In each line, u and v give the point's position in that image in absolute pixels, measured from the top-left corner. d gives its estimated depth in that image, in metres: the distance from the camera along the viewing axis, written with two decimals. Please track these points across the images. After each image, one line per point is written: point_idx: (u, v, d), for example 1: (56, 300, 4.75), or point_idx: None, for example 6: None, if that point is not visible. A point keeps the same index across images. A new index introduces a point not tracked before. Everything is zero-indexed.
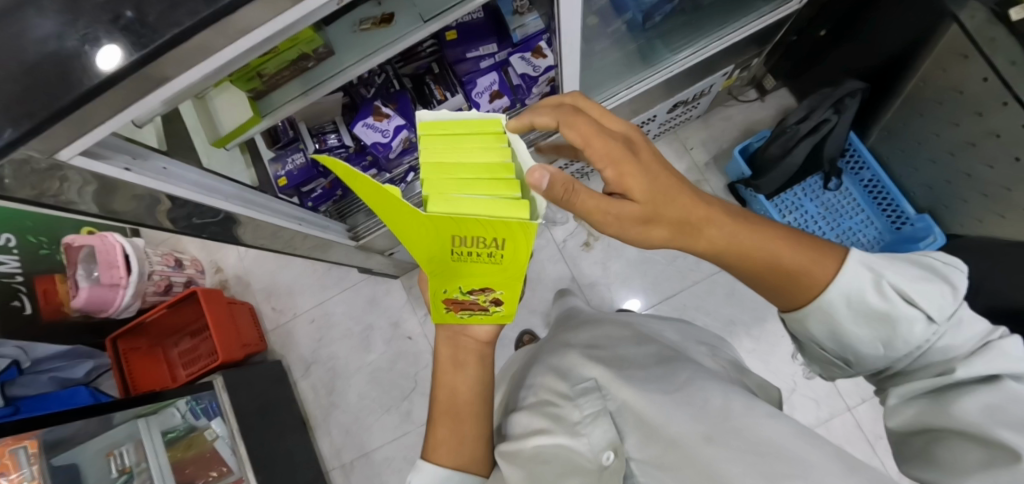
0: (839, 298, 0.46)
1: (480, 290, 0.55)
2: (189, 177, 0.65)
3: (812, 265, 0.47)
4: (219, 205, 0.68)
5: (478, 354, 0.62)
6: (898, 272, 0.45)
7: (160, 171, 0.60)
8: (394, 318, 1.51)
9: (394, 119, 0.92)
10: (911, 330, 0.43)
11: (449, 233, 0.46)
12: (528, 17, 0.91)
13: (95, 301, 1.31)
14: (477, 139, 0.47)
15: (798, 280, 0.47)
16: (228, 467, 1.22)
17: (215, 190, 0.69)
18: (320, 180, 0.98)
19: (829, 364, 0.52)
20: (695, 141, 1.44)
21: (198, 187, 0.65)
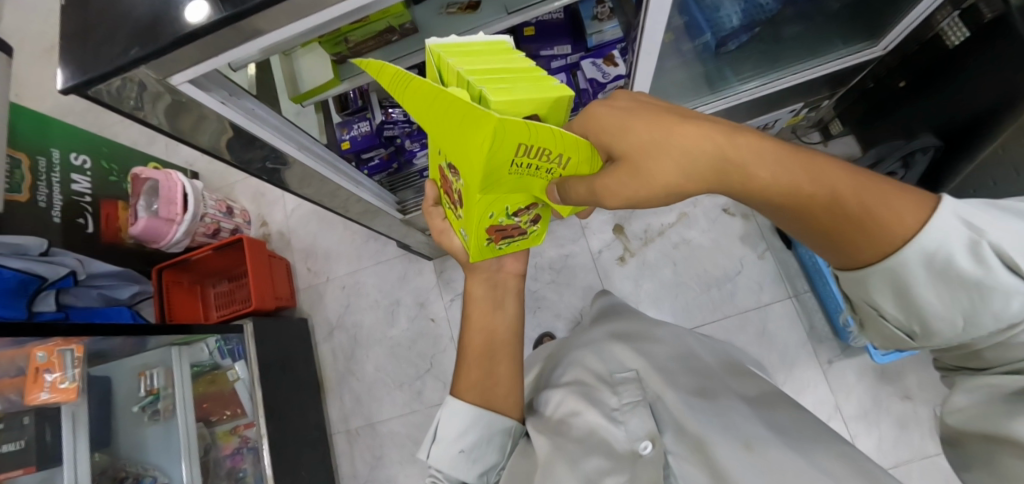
0: (915, 255, 0.36)
1: (521, 210, 0.62)
2: (273, 121, 0.69)
3: (890, 207, 0.37)
4: (291, 152, 0.72)
5: (515, 294, 0.70)
6: (1004, 227, 0.35)
7: (249, 111, 0.64)
8: (421, 297, 1.53)
9: None
10: (1006, 305, 0.35)
11: (516, 141, 0.45)
12: (607, 24, 0.93)
13: (150, 231, 1.38)
14: (490, 53, 0.53)
15: (861, 228, 0.38)
16: (242, 410, 1.27)
17: (292, 139, 0.73)
18: (381, 150, 1.00)
19: (894, 339, 0.44)
20: None
21: (277, 132, 0.70)
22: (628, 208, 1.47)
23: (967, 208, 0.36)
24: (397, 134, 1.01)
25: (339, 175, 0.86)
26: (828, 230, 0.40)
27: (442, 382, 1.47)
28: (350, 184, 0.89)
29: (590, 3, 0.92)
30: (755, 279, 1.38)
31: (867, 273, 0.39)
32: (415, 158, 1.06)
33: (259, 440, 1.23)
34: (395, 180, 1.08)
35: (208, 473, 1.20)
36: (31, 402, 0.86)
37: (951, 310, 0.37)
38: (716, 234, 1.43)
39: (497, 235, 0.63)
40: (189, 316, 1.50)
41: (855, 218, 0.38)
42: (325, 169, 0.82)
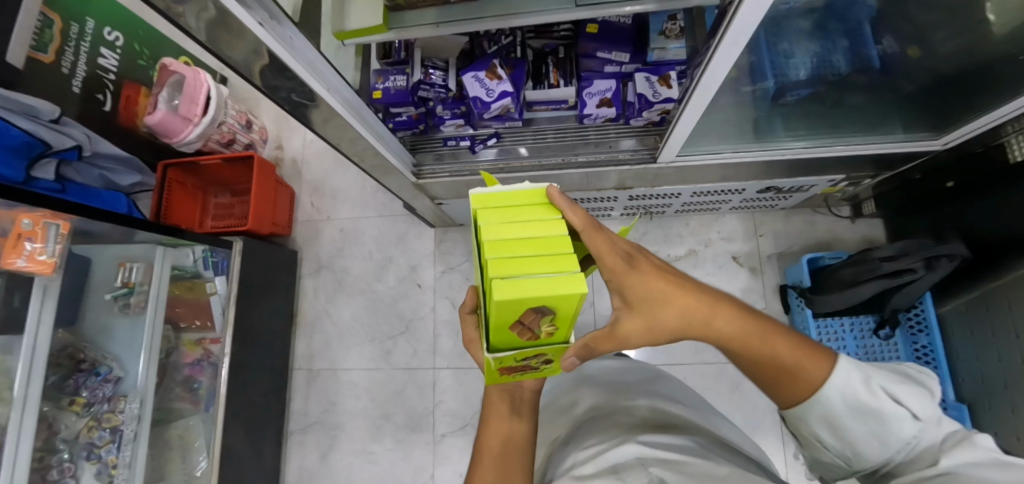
0: (835, 395, 0.56)
1: (535, 358, 0.53)
2: (308, 56, 0.66)
3: (807, 364, 0.57)
4: (319, 91, 0.70)
5: (531, 406, 0.70)
6: (883, 375, 0.57)
7: (286, 39, 0.61)
8: (413, 261, 1.52)
9: (504, 83, 0.86)
10: (901, 427, 0.54)
11: (511, 315, 0.44)
12: (672, 43, 0.86)
13: (165, 125, 1.36)
14: (524, 207, 0.51)
15: (789, 381, 0.57)
16: (211, 325, 1.27)
17: (323, 78, 0.71)
18: (411, 108, 0.95)
19: (832, 462, 0.61)
20: (767, 230, 1.43)
21: (309, 67, 0.67)
22: (639, 230, 1.45)
23: (858, 366, 0.58)
24: (432, 97, 0.95)
25: (362, 125, 0.84)
26: (761, 374, 0.59)
27: (413, 348, 1.47)
28: (370, 135, 0.86)
29: (663, 16, 0.85)
30: None
31: (806, 411, 0.58)
32: (442, 124, 1.02)
33: (221, 358, 1.24)
34: (416, 141, 1.05)
35: (165, 375, 1.21)
36: (6, 266, 0.85)
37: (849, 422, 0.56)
38: (718, 279, 1.40)
39: (510, 371, 0.57)
40: (185, 219, 1.50)
41: (779, 370, 0.57)
42: (349, 116, 0.79)
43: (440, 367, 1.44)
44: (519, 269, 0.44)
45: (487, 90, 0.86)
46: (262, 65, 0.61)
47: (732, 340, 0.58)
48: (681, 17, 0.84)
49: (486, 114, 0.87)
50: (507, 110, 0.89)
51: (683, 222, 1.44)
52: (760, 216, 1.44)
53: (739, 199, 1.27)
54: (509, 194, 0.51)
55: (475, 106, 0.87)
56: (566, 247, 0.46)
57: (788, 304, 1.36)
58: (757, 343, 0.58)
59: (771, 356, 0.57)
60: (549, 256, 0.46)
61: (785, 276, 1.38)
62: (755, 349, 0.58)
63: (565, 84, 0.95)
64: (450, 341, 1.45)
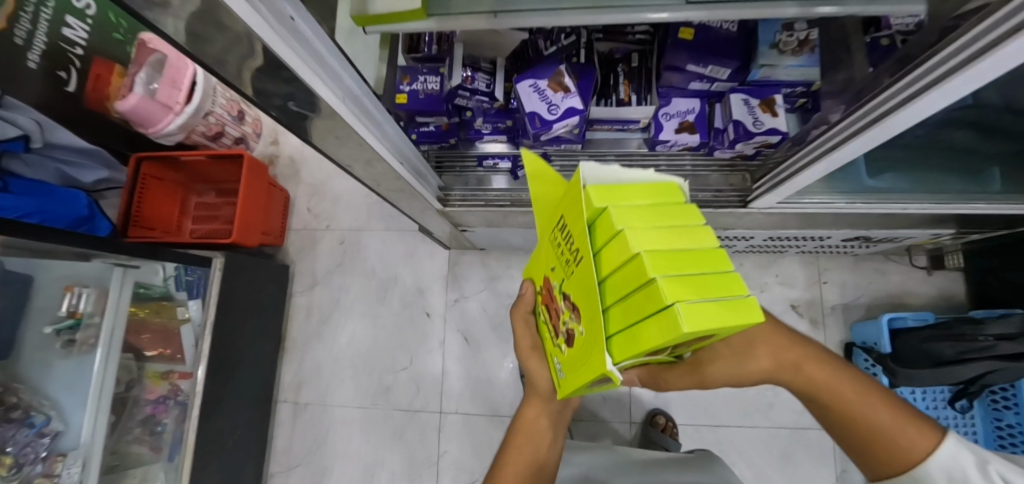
0: (934, 473, 0.47)
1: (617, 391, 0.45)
2: (332, 65, 0.46)
3: (904, 432, 0.48)
4: (337, 106, 0.50)
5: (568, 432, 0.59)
6: (1005, 465, 0.46)
7: (302, 39, 0.41)
8: (422, 284, 1.31)
9: (572, 98, 0.64)
10: None
11: (666, 345, 0.33)
12: (787, 60, 0.67)
13: (140, 113, 1.15)
14: (655, 202, 0.38)
15: (891, 456, 0.49)
16: (180, 356, 1.07)
17: (346, 91, 0.51)
18: (442, 118, 0.75)
19: None
20: (833, 277, 1.25)
21: (315, 60, 0.43)
22: None
23: (970, 445, 0.47)
24: (471, 106, 0.74)
25: (379, 140, 0.62)
26: (855, 446, 0.51)
27: (416, 387, 1.26)
28: (393, 156, 0.67)
29: (775, 25, 0.66)
30: None
31: None
32: (479, 139, 0.80)
33: (190, 395, 1.03)
34: (443, 156, 0.84)
35: (122, 414, 1.01)
36: None
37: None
38: None
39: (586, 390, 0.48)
40: (162, 221, 1.29)
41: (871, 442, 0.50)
42: (372, 135, 0.60)
43: (448, 411, 1.24)
44: (685, 286, 0.32)
45: (547, 103, 0.64)
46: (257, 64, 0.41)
47: (823, 382, 0.52)
48: (800, 28, 0.65)
49: (544, 137, 0.65)
50: (571, 130, 0.68)
51: (736, 261, 1.25)
52: (824, 260, 1.25)
53: (815, 246, 1.08)
54: (635, 184, 0.38)
55: (531, 123, 0.65)
56: (720, 263, 0.36)
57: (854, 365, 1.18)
58: (852, 396, 0.51)
59: (863, 419, 0.50)
60: (713, 281, 0.34)
61: (853, 332, 1.19)
62: (840, 398, 0.51)
63: (640, 102, 0.75)
64: (461, 381, 1.25)
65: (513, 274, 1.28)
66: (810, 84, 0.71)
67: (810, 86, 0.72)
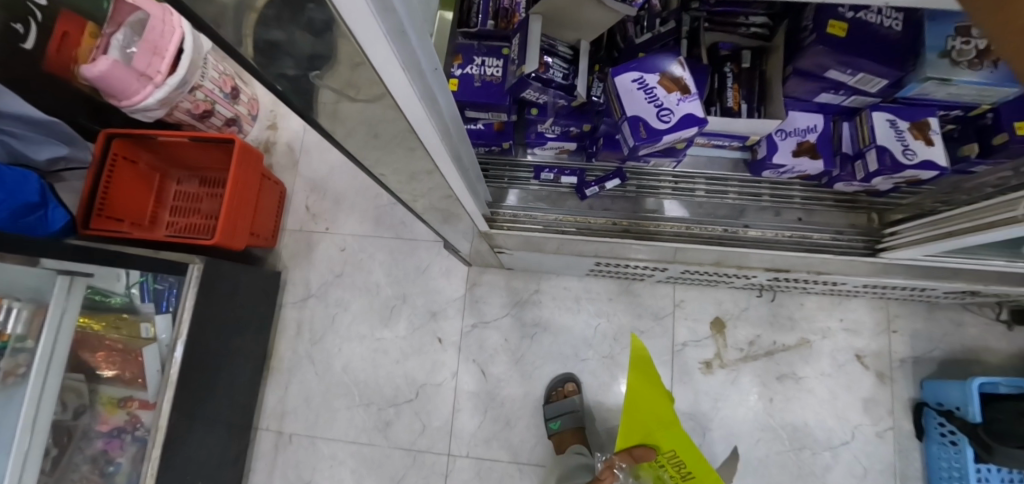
0: None
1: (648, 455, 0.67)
2: (415, 44, 0.27)
3: None
4: (405, 105, 0.31)
5: None
6: None
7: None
8: (434, 305, 1.14)
9: (692, 101, 0.48)
10: None
11: None
12: (962, 74, 0.50)
13: (111, 82, 0.95)
14: None
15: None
16: (143, 382, 0.88)
17: (424, 90, 0.31)
18: (500, 114, 0.58)
19: None
20: (903, 325, 1.09)
21: (395, 21, 0.23)
22: (739, 304, 1.10)
23: None
24: (541, 101, 0.56)
25: (445, 155, 0.43)
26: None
27: (421, 424, 1.09)
28: (455, 173, 0.47)
29: (948, 25, 0.49)
30: (862, 461, 1.04)
31: None
32: (539, 145, 0.64)
33: (150, 430, 0.84)
34: (489, 165, 0.66)
35: (63, 451, 0.82)
36: None
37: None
38: (835, 383, 1.07)
39: None
40: (134, 212, 1.09)
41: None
42: (441, 150, 0.41)
43: (456, 454, 1.06)
44: None
45: (657, 105, 0.47)
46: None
47: None
48: (979, 33, 0.49)
49: (651, 149, 0.49)
50: (682, 142, 0.51)
51: (796, 302, 1.10)
52: (894, 305, 1.09)
53: (903, 292, 0.92)
54: None
55: (634, 132, 0.48)
56: None
57: (924, 427, 1.02)
58: None
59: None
60: None
61: (925, 391, 1.03)
62: None
63: (748, 112, 0.60)
64: (473, 421, 1.07)
65: (542, 300, 1.11)
66: (972, 107, 0.55)
67: (971, 109, 0.56)
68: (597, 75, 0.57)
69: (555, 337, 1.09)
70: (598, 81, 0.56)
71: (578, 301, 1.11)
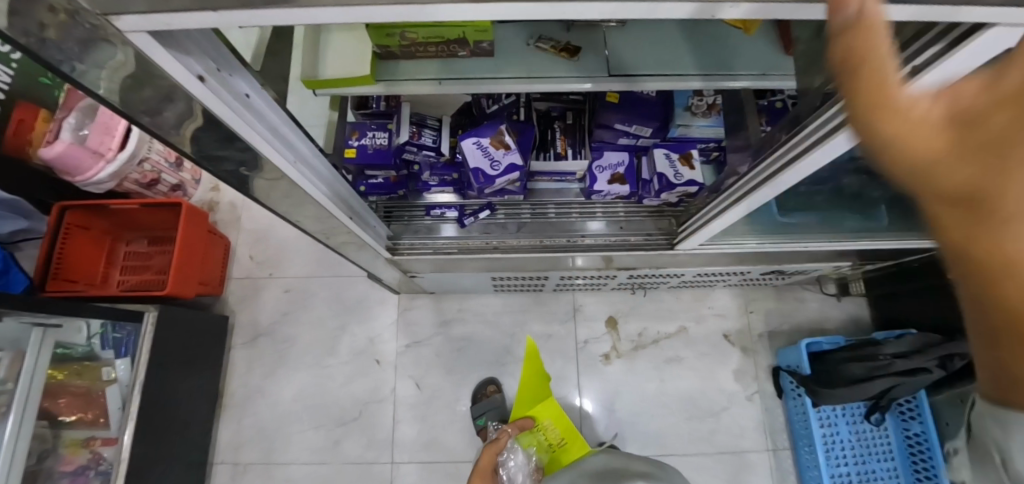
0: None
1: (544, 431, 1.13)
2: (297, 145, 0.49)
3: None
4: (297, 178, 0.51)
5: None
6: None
7: (274, 127, 0.44)
8: (373, 332, 1.30)
9: (513, 154, 0.70)
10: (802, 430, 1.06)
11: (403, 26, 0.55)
12: (698, 120, 0.78)
13: (65, 160, 1.09)
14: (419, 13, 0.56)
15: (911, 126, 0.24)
16: (106, 421, 0.99)
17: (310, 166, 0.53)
18: (390, 171, 0.79)
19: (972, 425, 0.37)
20: (758, 306, 1.35)
21: (272, 134, 0.44)
22: (628, 304, 1.33)
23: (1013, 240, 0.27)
24: (417, 160, 0.78)
25: (336, 205, 0.62)
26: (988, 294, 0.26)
27: (367, 437, 1.23)
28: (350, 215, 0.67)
29: (686, 92, 0.76)
30: (739, 421, 1.27)
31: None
32: (426, 191, 0.86)
33: (113, 464, 0.95)
34: (391, 207, 0.87)
35: None
36: None
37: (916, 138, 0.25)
38: (710, 360, 1.30)
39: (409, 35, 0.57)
40: (86, 273, 1.21)
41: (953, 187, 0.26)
42: (330, 209, 0.61)
43: (400, 461, 1.21)
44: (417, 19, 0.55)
45: (490, 159, 0.70)
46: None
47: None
48: (709, 93, 0.75)
49: (489, 189, 0.71)
50: (513, 181, 0.74)
51: (673, 297, 1.34)
52: (749, 292, 1.36)
53: (741, 278, 1.19)
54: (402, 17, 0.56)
55: (476, 178, 0.70)
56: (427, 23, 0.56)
57: (782, 387, 1.27)
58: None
59: (1003, 141, 0.24)
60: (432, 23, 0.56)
61: (779, 357, 1.29)
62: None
63: (574, 155, 0.84)
64: (413, 429, 1.23)
65: (465, 317, 1.30)
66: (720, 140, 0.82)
67: (721, 140, 0.82)
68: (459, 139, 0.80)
69: (478, 347, 1.28)
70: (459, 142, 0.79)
71: (496, 315, 1.31)
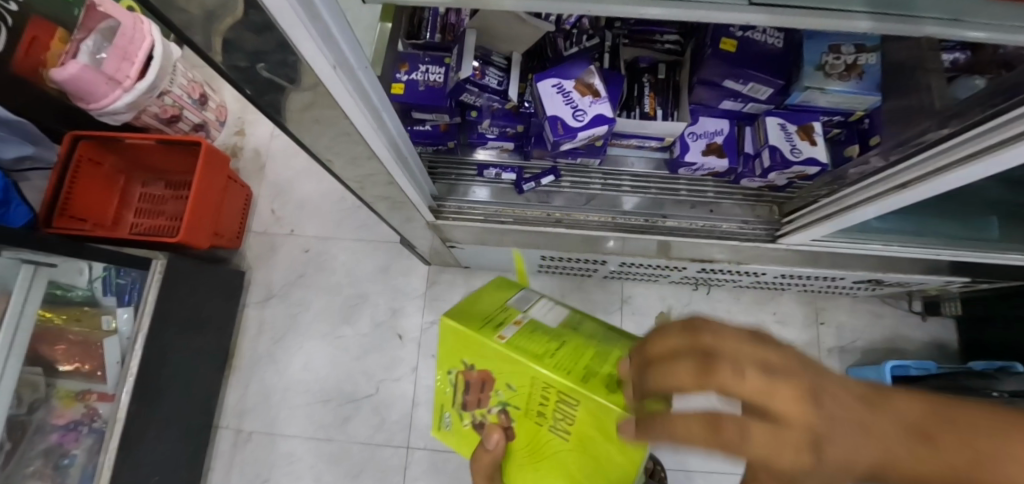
0: None
1: None
2: (340, 48, 0.35)
3: None
4: (337, 94, 0.38)
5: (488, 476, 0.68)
6: None
7: (312, 5, 0.29)
8: (395, 304, 1.19)
9: (603, 104, 0.56)
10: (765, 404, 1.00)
11: None
12: (833, 85, 0.59)
13: (78, 84, 0.98)
14: None
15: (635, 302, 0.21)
16: (102, 374, 0.90)
17: (355, 84, 0.39)
18: (443, 116, 0.65)
19: None
20: (829, 317, 1.19)
21: (312, 17, 0.30)
22: (682, 299, 1.18)
23: None
24: (478, 104, 0.64)
25: (380, 143, 0.49)
26: None
27: (380, 417, 1.13)
28: (393, 162, 0.54)
29: (824, 44, 0.59)
30: None
31: None
32: (481, 144, 0.72)
33: (108, 422, 0.86)
34: (436, 163, 0.73)
35: (19, 445, 0.83)
36: None
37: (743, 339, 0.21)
38: None
39: None
40: (96, 212, 1.11)
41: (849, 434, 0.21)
42: (375, 138, 0.48)
43: (414, 447, 1.10)
44: None
45: (573, 107, 0.55)
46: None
47: None
48: (847, 50, 0.58)
49: (567, 145, 0.56)
50: (595, 139, 0.59)
51: (733, 297, 1.19)
52: (820, 300, 1.19)
53: (822, 284, 1.02)
54: None
55: (552, 129, 0.55)
56: None
57: None
58: None
59: None
60: None
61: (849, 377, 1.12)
62: None
63: (664, 117, 0.68)
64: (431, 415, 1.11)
65: None
66: (850, 114, 0.65)
67: (850, 116, 0.66)
68: (529, 83, 0.65)
69: None
70: (530, 88, 0.65)
71: None
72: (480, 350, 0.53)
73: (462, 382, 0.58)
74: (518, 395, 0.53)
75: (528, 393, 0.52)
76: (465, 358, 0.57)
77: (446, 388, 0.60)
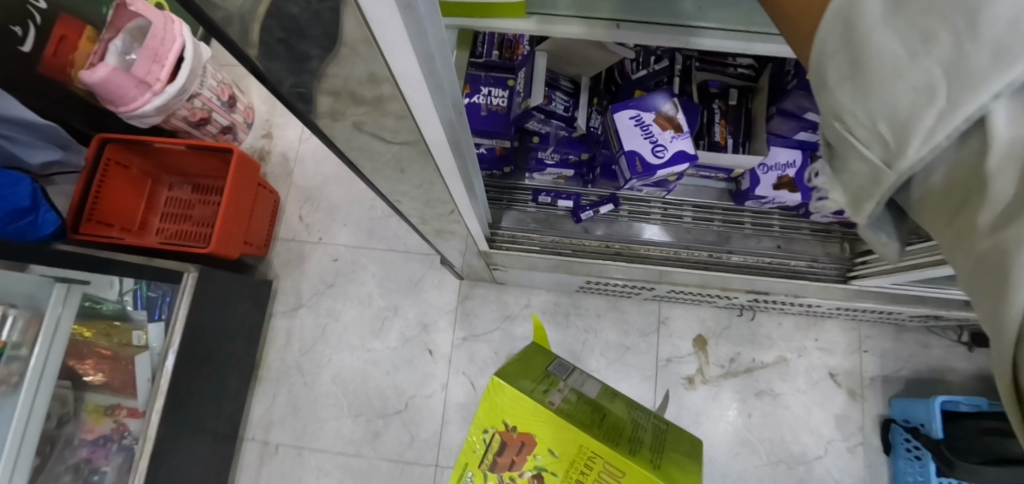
0: None
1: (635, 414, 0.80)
2: (441, 85, 0.32)
3: None
4: (427, 124, 0.35)
5: None
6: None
7: (428, 57, 0.28)
8: (425, 317, 1.16)
9: (686, 139, 0.52)
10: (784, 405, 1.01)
11: None
12: None
13: (108, 86, 0.94)
14: None
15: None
16: (132, 389, 0.87)
17: (446, 122, 0.36)
18: (503, 141, 0.61)
19: None
20: (874, 345, 1.14)
21: (420, 50, 0.27)
22: (721, 322, 1.15)
23: None
24: (543, 131, 0.60)
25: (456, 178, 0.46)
26: None
27: (409, 433, 1.10)
28: (464, 194, 0.50)
29: None
30: (835, 476, 1.07)
31: None
32: (538, 171, 0.68)
33: (138, 439, 0.84)
34: (488, 187, 0.70)
35: (48, 460, 0.81)
36: None
37: (949, 19, 0.16)
38: (811, 400, 1.11)
39: None
40: (124, 216, 1.09)
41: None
42: (458, 176, 0.45)
43: (444, 465, 1.07)
44: None
45: (652, 142, 0.52)
46: (324, 66, 0.27)
47: None
48: None
49: (645, 182, 0.53)
50: (673, 175, 0.55)
51: (774, 321, 1.15)
52: (864, 326, 1.15)
53: (873, 314, 0.98)
54: None
55: (631, 166, 0.52)
56: None
57: (891, 442, 1.06)
58: None
59: None
60: None
61: (893, 408, 1.07)
62: None
63: (736, 147, 0.64)
64: (462, 433, 1.09)
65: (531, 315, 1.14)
66: None
67: None
68: (595, 108, 0.61)
69: None
70: (596, 114, 0.61)
71: (566, 317, 1.14)
72: (535, 421, 0.60)
73: (497, 443, 0.62)
74: (561, 461, 0.59)
75: (571, 462, 0.58)
76: (508, 419, 0.62)
77: (477, 445, 0.64)
